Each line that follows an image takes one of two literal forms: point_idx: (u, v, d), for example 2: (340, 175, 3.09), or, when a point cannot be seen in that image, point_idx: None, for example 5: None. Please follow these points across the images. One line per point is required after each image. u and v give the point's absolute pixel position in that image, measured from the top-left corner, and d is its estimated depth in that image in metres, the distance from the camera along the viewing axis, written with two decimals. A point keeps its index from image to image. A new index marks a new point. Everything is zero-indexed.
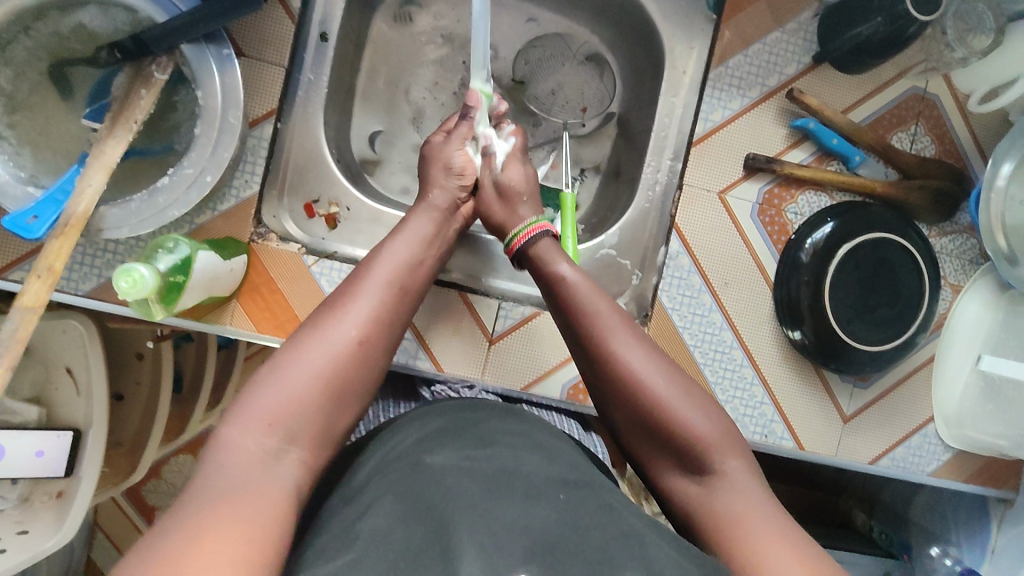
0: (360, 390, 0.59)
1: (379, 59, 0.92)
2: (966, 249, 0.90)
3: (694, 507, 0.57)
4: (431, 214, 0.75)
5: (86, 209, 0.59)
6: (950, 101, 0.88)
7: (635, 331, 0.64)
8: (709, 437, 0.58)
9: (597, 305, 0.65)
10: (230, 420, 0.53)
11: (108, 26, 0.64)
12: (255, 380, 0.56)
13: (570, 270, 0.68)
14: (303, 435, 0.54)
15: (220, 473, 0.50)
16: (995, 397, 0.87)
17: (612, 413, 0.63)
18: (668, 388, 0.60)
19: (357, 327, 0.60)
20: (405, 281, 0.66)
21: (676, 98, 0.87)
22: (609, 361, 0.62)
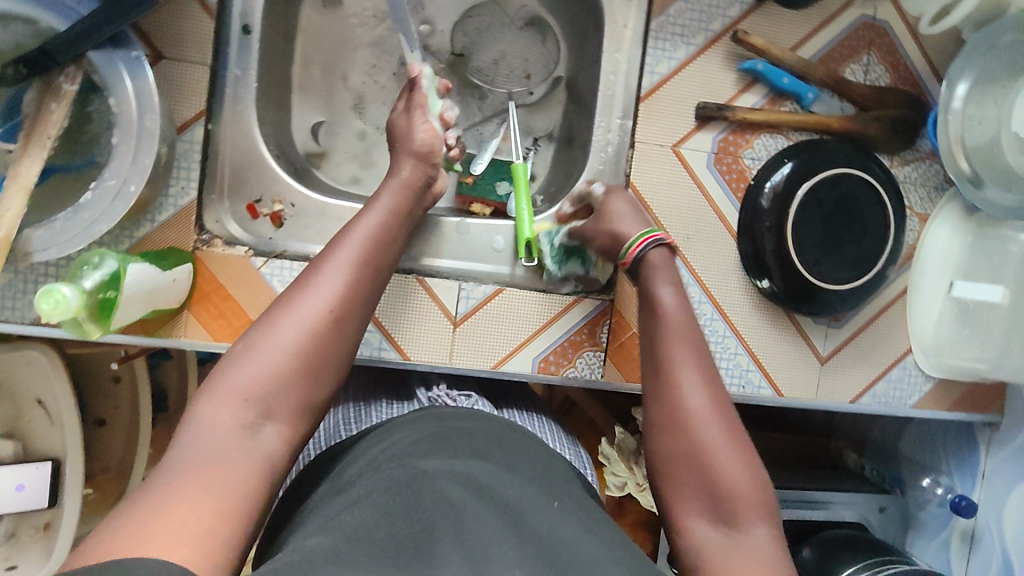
0: (332, 371, 0.58)
1: (311, 47, 0.88)
2: (930, 175, 0.89)
3: (707, 553, 0.53)
4: (396, 189, 0.70)
5: (8, 233, 0.56)
6: (900, 27, 0.86)
7: (702, 361, 0.61)
8: (742, 491, 0.55)
9: (676, 327, 0.63)
10: (206, 393, 0.52)
11: (9, 41, 0.60)
12: (229, 357, 0.55)
13: (668, 293, 0.66)
14: (279, 411, 0.53)
15: (193, 446, 0.49)
16: (970, 322, 0.85)
17: (649, 441, 0.60)
18: (723, 438, 0.57)
19: (329, 302, 0.58)
20: (377, 262, 0.64)
21: (619, 54, 0.85)
22: (671, 389, 0.59)
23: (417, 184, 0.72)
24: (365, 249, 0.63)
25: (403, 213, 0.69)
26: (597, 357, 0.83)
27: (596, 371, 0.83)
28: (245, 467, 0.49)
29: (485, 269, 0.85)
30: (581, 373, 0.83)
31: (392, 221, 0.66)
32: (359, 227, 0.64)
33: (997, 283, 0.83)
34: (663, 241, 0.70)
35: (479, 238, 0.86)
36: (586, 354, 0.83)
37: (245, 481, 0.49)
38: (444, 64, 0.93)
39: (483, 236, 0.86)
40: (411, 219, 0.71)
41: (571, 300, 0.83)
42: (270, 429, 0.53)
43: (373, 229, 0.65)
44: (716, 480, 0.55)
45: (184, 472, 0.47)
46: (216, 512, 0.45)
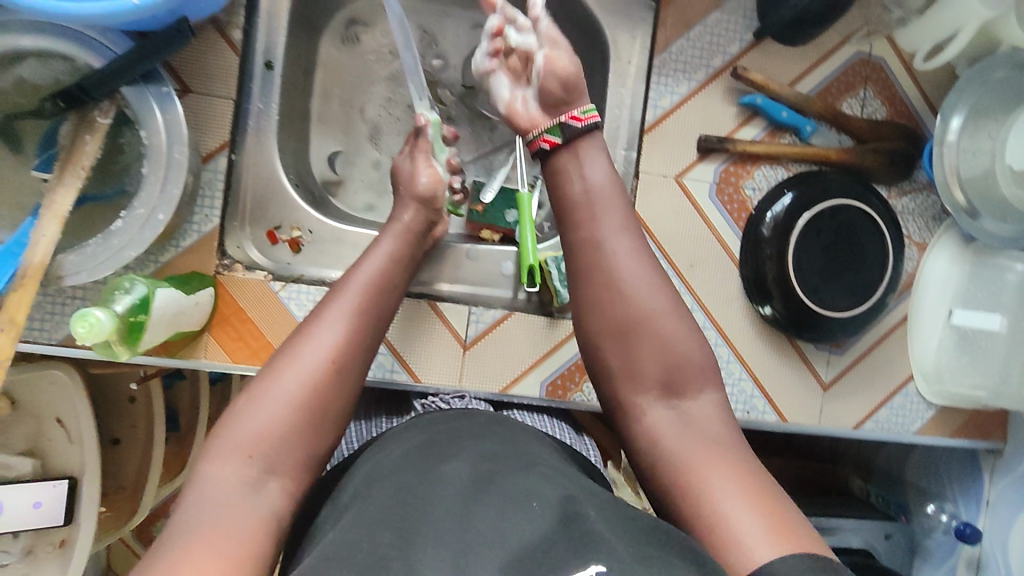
0: (335, 419, 0.59)
1: (330, 81, 0.92)
2: (928, 205, 0.91)
3: (664, 432, 0.59)
4: (398, 232, 0.74)
5: (43, 259, 0.60)
6: (895, 63, 0.89)
7: (635, 235, 0.67)
8: (689, 357, 0.62)
9: (610, 203, 0.67)
10: (211, 452, 0.54)
11: (49, 77, 0.64)
12: (232, 412, 0.56)
13: (603, 168, 0.69)
14: (283, 465, 0.55)
15: (201, 505, 0.51)
16: (968, 349, 0.88)
17: (594, 321, 0.65)
18: (662, 305, 0.64)
19: (329, 352, 0.60)
20: (375, 305, 0.66)
21: (624, 89, 0.89)
22: (611, 262, 0.65)
23: (416, 228, 0.76)
24: (364, 292, 0.65)
25: (402, 257, 0.72)
26: None
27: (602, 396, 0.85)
28: (250, 522, 0.50)
29: (493, 293, 0.88)
30: (588, 397, 0.84)
31: (391, 264, 0.69)
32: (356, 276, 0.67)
33: (993, 312, 0.86)
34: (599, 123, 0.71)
35: (488, 263, 0.89)
36: None
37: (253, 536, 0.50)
38: (456, 97, 0.97)
39: (493, 262, 0.89)
40: (412, 261, 0.74)
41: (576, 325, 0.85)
42: (275, 484, 0.54)
43: (372, 272, 0.68)
44: (661, 347, 0.62)
45: (188, 539, 0.48)
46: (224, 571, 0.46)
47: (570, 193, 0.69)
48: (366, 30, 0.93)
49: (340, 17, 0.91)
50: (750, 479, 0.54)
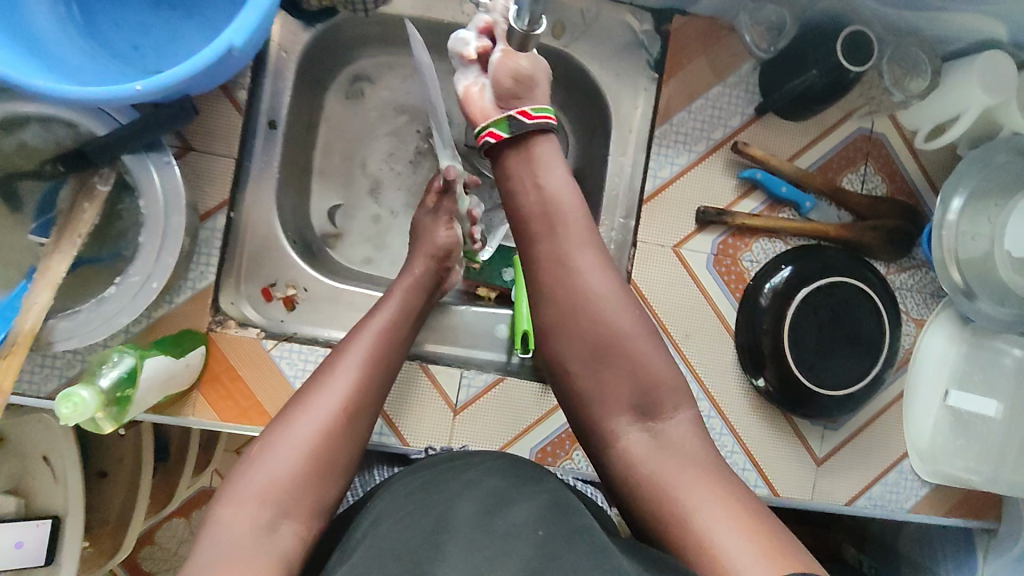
0: (348, 467, 0.58)
1: (333, 135, 0.93)
2: (926, 282, 0.91)
3: (642, 457, 0.57)
4: (406, 284, 0.74)
5: (33, 326, 0.59)
6: (897, 140, 0.89)
7: (598, 247, 0.62)
8: (664, 379, 0.60)
9: (577, 211, 0.62)
10: (223, 499, 0.53)
11: (50, 141, 0.64)
12: (245, 458, 0.55)
13: (557, 168, 0.63)
14: (297, 509, 0.53)
15: (213, 555, 0.49)
16: (964, 431, 0.87)
17: (562, 344, 0.61)
18: (638, 331, 0.61)
19: (343, 398, 0.59)
20: (386, 353, 0.65)
21: (624, 157, 0.89)
22: (580, 279, 0.61)
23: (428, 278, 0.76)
24: (375, 339, 0.65)
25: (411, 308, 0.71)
26: None
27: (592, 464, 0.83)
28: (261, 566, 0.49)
29: (486, 356, 0.89)
30: (578, 466, 0.83)
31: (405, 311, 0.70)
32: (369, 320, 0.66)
33: (989, 397, 0.86)
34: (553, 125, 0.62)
35: (482, 326, 0.89)
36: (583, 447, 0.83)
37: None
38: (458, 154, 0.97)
39: (487, 324, 0.89)
40: (421, 315, 0.74)
41: None
42: (288, 527, 0.52)
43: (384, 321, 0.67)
44: (638, 370, 0.60)
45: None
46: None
47: (524, 203, 0.62)
48: (370, 86, 0.93)
49: (345, 73, 0.92)
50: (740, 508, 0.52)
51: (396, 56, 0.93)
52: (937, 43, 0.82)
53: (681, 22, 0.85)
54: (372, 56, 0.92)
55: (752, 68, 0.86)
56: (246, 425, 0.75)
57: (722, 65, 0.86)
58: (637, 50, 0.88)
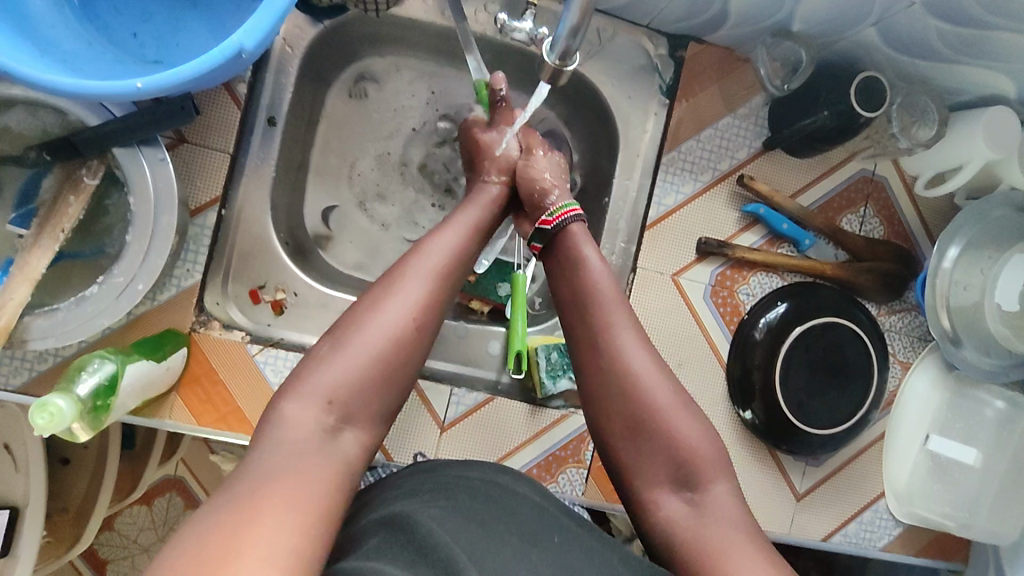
0: (408, 377, 0.59)
1: (332, 134, 0.90)
2: (914, 326, 0.92)
3: (681, 525, 0.58)
4: (480, 203, 0.74)
5: (7, 324, 0.57)
6: (898, 185, 0.90)
7: (638, 324, 0.65)
8: (704, 455, 0.60)
9: (607, 293, 0.66)
10: (286, 395, 0.54)
11: (36, 127, 0.61)
12: (314, 356, 0.57)
13: (594, 259, 0.69)
14: (357, 416, 0.55)
15: (277, 448, 0.51)
16: (941, 477, 0.88)
17: (604, 413, 0.63)
18: (674, 401, 0.62)
19: (412, 306, 0.60)
20: (457, 265, 0.65)
21: (630, 181, 0.88)
22: (615, 354, 0.63)
23: (502, 199, 0.76)
24: (448, 250, 0.65)
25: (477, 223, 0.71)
26: (578, 474, 0.82)
27: (577, 489, 0.82)
28: (323, 475, 0.50)
29: (477, 373, 0.87)
30: (562, 489, 0.82)
31: (476, 231, 0.69)
32: (443, 238, 0.66)
33: (970, 445, 0.88)
34: (580, 217, 0.73)
35: (474, 342, 0.88)
36: (569, 471, 0.82)
37: (329, 491, 0.50)
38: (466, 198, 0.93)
39: (480, 341, 0.88)
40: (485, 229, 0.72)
41: (558, 415, 0.84)
42: (349, 435, 0.54)
43: (455, 236, 0.67)
44: (672, 448, 0.60)
45: (261, 482, 0.47)
46: (301, 522, 0.46)
47: (559, 292, 0.70)
48: (375, 86, 0.91)
49: (349, 71, 0.89)
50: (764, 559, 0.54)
51: (405, 58, 0.90)
52: (947, 94, 0.83)
53: (697, 49, 0.85)
54: (379, 56, 0.89)
55: (762, 102, 0.86)
56: (225, 431, 0.73)
57: (733, 97, 0.86)
58: (650, 74, 0.87)
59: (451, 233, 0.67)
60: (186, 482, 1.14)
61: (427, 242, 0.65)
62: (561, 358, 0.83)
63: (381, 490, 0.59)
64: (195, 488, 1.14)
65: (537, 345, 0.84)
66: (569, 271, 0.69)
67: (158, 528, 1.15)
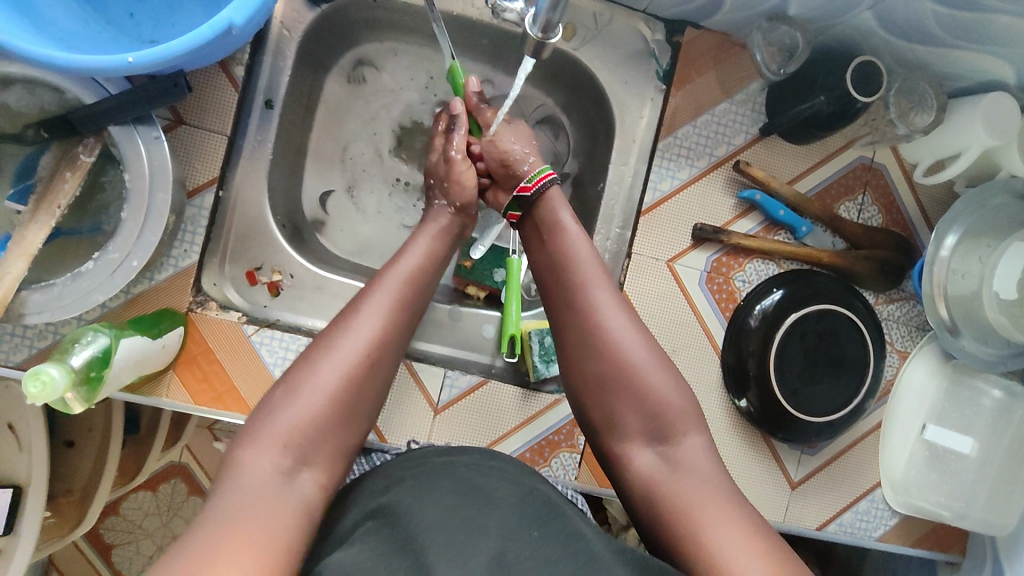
0: (363, 416, 0.60)
1: (330, 119, 0.91)
2: (913, 315, 0.91)
3: (656, 482, 0.59)
4: (431, 232, 0.74)
5: (4, 295, 0.58)
6: (898, 173, 0.89)
7: (613, 286, 0.67)
8: (675, 408, 0.61)
9: (584, 254, 0.68)
10: (243, 444, 0.55)
11: (35, 105, 0.62)
12: (267, 403, 0.57)
13: (571, 222, 0.71)
14: (315, 457, 0.56)
15: (235, 495, 0.51)
16: (938, 467, 0.88)
17: (580, 373, 0.64)
18: (647, 357, 0.63)
19: (365, 345, 0.60)
20: (413, 300, 0.66)
21: (626, 167, 0.88)
22: (590, 312, 0.64)
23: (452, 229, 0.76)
24: (404, 283, 0.66)
25: (436, 251, 0.72)
26: (571, 459, 0.83)
27: (569, 473, 0.82)
28: (281, 518, 0.51)
29: (472, 357, 0.88)
30: (555, 474, 0.82)
31: (429, 262, 0.70)
32: (396, 272, 0.67)
33: (966, 434, 0.87)
34: (556, 179, 0.75)
35: (469, 326, 0.89)
36: (562, 455, 0.83)
37: (287, 533, 0.50)
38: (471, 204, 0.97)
39: (475, 325, 0.89)
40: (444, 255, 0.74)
41: (552, 399, 0.84)
42: (308, 475, 0.55)
43: (413, 266, 0.68)
44: (645, 402, 0.61)
45: (223, 528, 0.48)
46: (258, 567, 0.46)
47: (538, 253, 0.71)
48: (373, 72, 0.91)
49: (348, 56, 0.90)
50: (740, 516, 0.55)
51: (403, 44, 0.91)
52: (945, 80, 0.82)
53: (694, 34, 0.85)
54: (377, 41, 0.90)
55: (759, 88, 0.86)
56: (220, 409, 0.74)
57: (730, 83, 0.85)
58: (647, 59, 0.87)
59: (407, 266, 0.68)
60: (191, 469, 1.17)
61: (383, 276, 0.66)
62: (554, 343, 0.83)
63: (370, 482, 0.59)
64: (198, 472, 1.17)
65: (530, 329, 0.83)
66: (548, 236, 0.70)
67: (163, 514, 1.17)
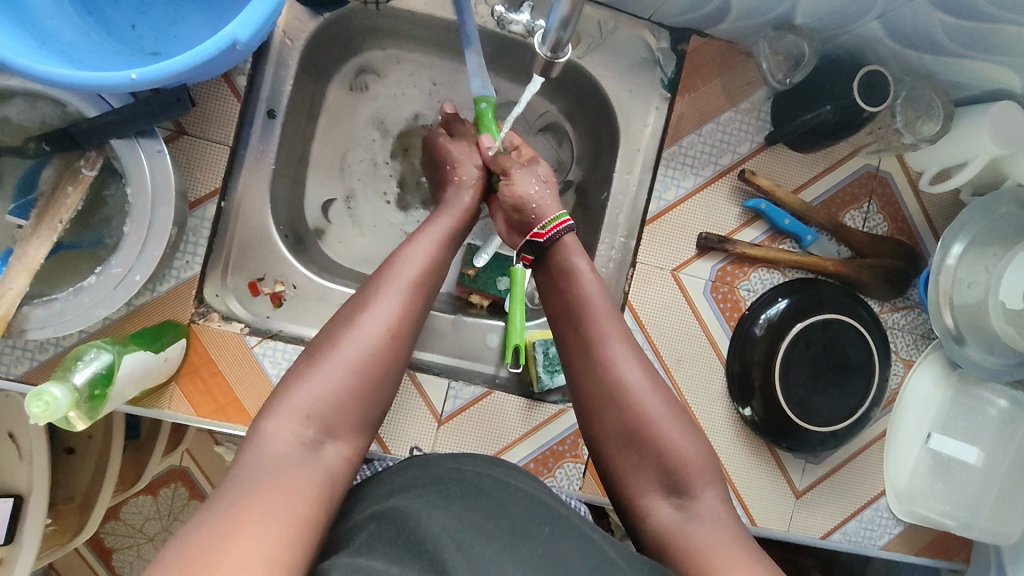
0: (388, 391, 0.60)
1: (332, 127, 0.90)
2: (918, 324, 0.91)
3: (671, 531, 0.59)
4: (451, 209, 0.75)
5: (5, 313, 0.58)
6: (903, 181, 0.89)
7: (629, 338, 0.67)
8: (692, 459, 0.61)
9: (600, 307, 0.68)
10: (268, 414, 0.55)
11: (36, 119, 0.61)
12: (291, 375, 0.58)
13: (585, 270, 0.71)
14: (339, 429, 0.56)
15: (259, 461, 0.51)
16: (943, 476, 0.88)
17: (598, 425, 0.65)
18: (662, 409, 0.63)
19: (388, 319, 0.61)
20: (431, 277, 0.67)
21: (630, 175, 0.88)
22: (607, 366, 0.65)
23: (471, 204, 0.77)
24: (421, 261, 0.67)
25: (449, 225, 0.73)
26: (576, 469, 0.82)
27: (574, 483, 0.82)
28: (300, 486, 0.51)
29: (476, 366, 0.87)
30: (559, 484, 0.82)
31: (444, 241, 0.71)
32: (410, 248, 0.68)
33: (971, 444, 0.87)
34: (571, 227, 0.75)
35: (472, 336, 0.88)
36: (566, 465, 0.82)
37: (306, 501, 0.50)
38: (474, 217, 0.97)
39: (478, 335, 0.88)
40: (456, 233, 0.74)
41: (556, 409, 0.84)
42: (331, 447, 0.55)
43: (429, 244, 0.69)
44: (663, 455, 0.61)
45: (243, 494, 0.48)
46: (279, 533, 0.46)
47: (554, 303, 0.71)
48: (375, 79, 0.91)
49: (350, 64, 0.89)
50: (750, 557, 0.54)
51: (405, 52, 0.90)
52: (953, 89, 0.81)
53: (700, 42, 0.84)
54: (380, 49, 0.89)
55: (765, 97, 0.85)
56: (223, 421, 0.73)
57: (735, 91, 0.85)
58: (651, 67, 0.86)
59: (422, 242, 0.69)
60: (191, 473, 1.17)
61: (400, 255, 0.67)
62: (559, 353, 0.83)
63: (377, 486, 0.60)
64: (198, 476, 1.17)
65: (535, 340, 0.83)
66: (566, 287, 0.71)
67: (164, 517, 1.17)
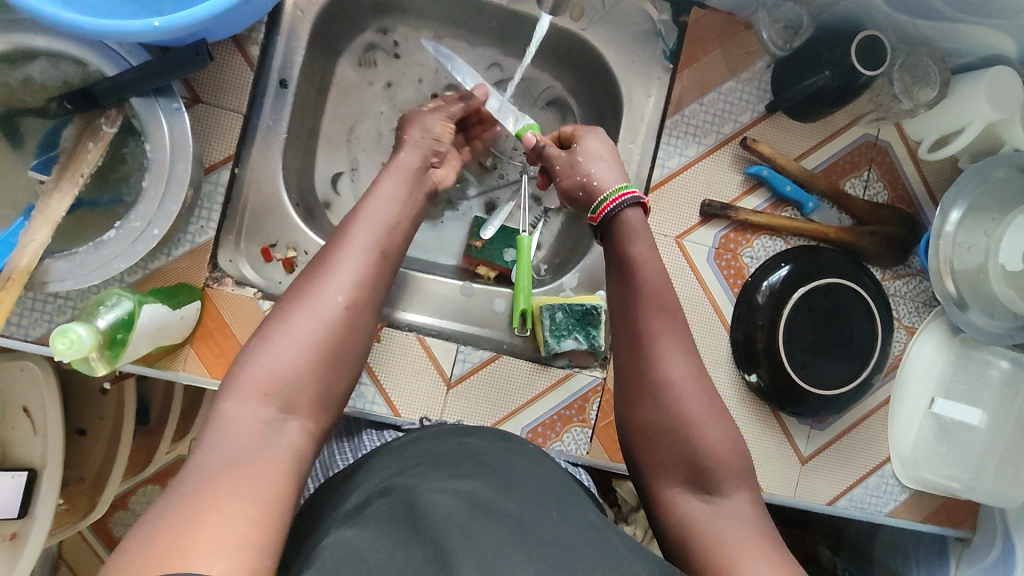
0: (349, 362, 0.61)
1: (342, 102, 0.92)
2: (920, 291, 0.92)
3: (694, 520, 0.60)
4: (400, 173, 0.74)
5: (29, 263, 0.59)
6: (902, 149, 0.90)
7: (681, 333, 0.67)
8: (726, 456, 0.62)
9: (656, 295, 0.68)
10: (226, 395, 0.54)
11: (58, 78, 0.63)
12: (245, 353, 0.58)
13: (642, 255, 0.71)
14: (297, 404, 0.56)
15: (221, 446, 0.51)
16: (947, 440, 0.88)
17: (636, 416, 0.66)
18: (705, 408, 0.64)
19: (342, 291, 0.61)
20: (385, 245, 0.67)
21: (633, 145, 0.90)
22: (655, 359, 0.65)
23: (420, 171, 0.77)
24: (377, 231, 0.67)
25: (407, 197, 0.73)
26: (583, 433, 0.83)
27: (581, 447, 0.83)
28: (272, 469, 0.50)
29: (484, 333, 0.89)
30: (566, 448, 0.83)
31: (397, 209, 0.70)
32: (364, 220, 0.68)
33: (975, 406, 0.87)
34: (640, 198, 0.74)
35: (481, 304, 0.90)
36: (573, 430, 0.83)
37: (277, 481, 0.50)
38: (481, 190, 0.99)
39: (486, 301, 0.90)
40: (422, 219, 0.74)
41: (562, 374, 0.85)
42: (292, 422, 0.55)
43: (382, 215, 0.69)
44: (700, 451, 0.62)
45: (209, 481, 0.47)
46: (250, 515, 0.45)
47: (610, 289, 0.73)
48: (384, 55, 0.93)
49: (360, 40, 0.91)
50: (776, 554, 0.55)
51: (412, 28, 0.93)
52: (949, 55, 0.83)
53: (701, 14, 0.86)
54: (388, 25, 0.92)
55: (765, 66, 0.87)
56: None
57: (736, 61, 0.87)
58: (653, 38, 0.88)
59: (376, 217, 0.68)
60: None
61: (353, 226, 0.67)
62: (565, 319, 0.84)
63: (384, 462, 0.61)
64: None
65: (542, 305, 0.84)
66: (623, 272, 0.71)
67: None
